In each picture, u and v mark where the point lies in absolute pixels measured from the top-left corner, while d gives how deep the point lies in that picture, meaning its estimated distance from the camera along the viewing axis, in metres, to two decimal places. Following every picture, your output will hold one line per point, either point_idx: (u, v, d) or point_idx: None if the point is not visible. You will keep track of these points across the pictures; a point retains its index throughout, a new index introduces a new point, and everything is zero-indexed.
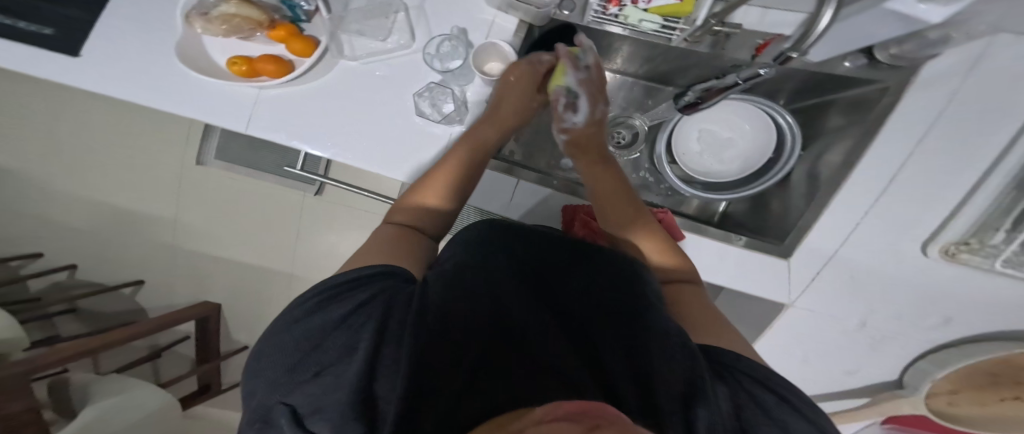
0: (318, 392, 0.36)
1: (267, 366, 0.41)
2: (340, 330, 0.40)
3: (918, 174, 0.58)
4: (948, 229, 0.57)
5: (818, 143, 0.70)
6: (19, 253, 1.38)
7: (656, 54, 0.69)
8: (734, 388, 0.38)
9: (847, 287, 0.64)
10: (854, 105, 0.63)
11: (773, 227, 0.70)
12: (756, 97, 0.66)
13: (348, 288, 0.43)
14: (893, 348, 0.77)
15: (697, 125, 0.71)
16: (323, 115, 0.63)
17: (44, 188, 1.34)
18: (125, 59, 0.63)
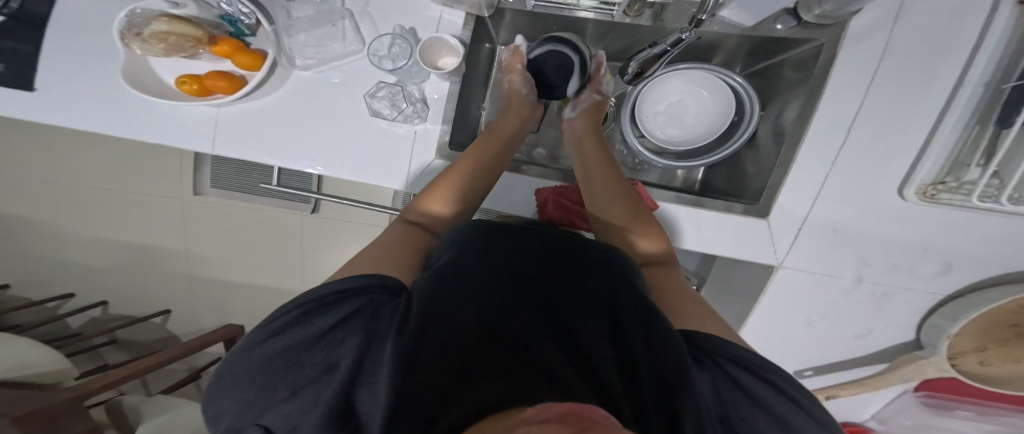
0: (302, 407, 0.38)
1: (247, 382, 0.40)
2: (326, 343, 0.40)
3: (873, 122, 0.58)
4: (921, 168, 0.55)
5: (779, 100, 0.67)
6: (52, 295, 1.48)
7: (605, 33, 0.70)
8: (715, 372, 0.39)
9: (830, 242, 0.63)
10: (802, 62, 0.63)
11: (750, 190, 0.68)
12: (707, 64, 0.65)
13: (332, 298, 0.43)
14: (898, 306, 0.73)
15: (656, 96, 0.70)
16: (281, 126, 0.66)
17: (59, 233, 1.42)
18: (100, 97, 0.67)
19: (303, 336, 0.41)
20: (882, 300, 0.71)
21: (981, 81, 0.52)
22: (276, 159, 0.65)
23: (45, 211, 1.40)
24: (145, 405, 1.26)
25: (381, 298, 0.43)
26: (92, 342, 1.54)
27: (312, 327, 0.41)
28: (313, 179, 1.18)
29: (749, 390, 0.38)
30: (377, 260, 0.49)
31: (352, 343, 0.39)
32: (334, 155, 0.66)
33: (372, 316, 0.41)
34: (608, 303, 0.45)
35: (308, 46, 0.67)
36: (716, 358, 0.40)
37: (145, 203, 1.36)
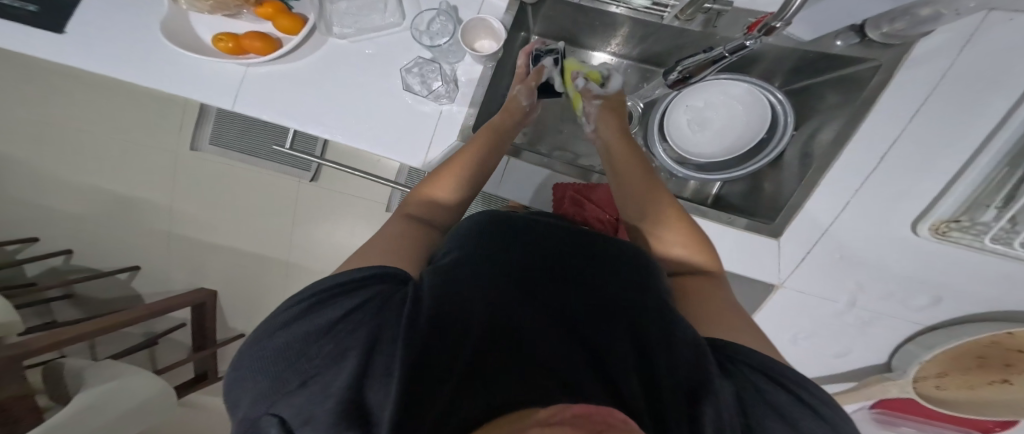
0: (306, 400, 0.35)
1: (255, 374, 0.39)
2: (334, 331, 0.39)
3: (906, 153, 0.58)
4: (940, 206, 0.56)
5: (817, 117, 0.69)
6: (15, 237, 1.39)
7: (647, 34, 0.70)
8: (742, 382, 0.38)
9: (835, 268, 0.64)
10: (848, 84, 0.64)
11: (765, 209, 0.71)
12: (749, 76, 0.65)
13: (336, 288, 0.42)
14: (881, 332, 0.78)
15: (683, 104, 0.70)
16: (310, 93, 0.63)
17: (32, 174, 1.33)
18: (120, 39, 0.64)
19: (313, 328, 0.39)
20: (868, 324, 0.75)
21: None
22: (295, 121, 0.62)
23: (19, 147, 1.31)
24: (92, 373, 1.21)
25: (391, 289, 0.42)
26: (50, 292, 1.44)
27: (322, 318, 0.40)
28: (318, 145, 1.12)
29: (773, 398, 0.37)
30: (386, 251, 0.48)
31: (361, 335, 0.38)
32: (358, 127, 0.63)
33: (381, 306, 0.40)
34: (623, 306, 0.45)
35: (348, 16, 0.65)
36: (745, 369, 0.39)
37: (131, 152, 1.29)
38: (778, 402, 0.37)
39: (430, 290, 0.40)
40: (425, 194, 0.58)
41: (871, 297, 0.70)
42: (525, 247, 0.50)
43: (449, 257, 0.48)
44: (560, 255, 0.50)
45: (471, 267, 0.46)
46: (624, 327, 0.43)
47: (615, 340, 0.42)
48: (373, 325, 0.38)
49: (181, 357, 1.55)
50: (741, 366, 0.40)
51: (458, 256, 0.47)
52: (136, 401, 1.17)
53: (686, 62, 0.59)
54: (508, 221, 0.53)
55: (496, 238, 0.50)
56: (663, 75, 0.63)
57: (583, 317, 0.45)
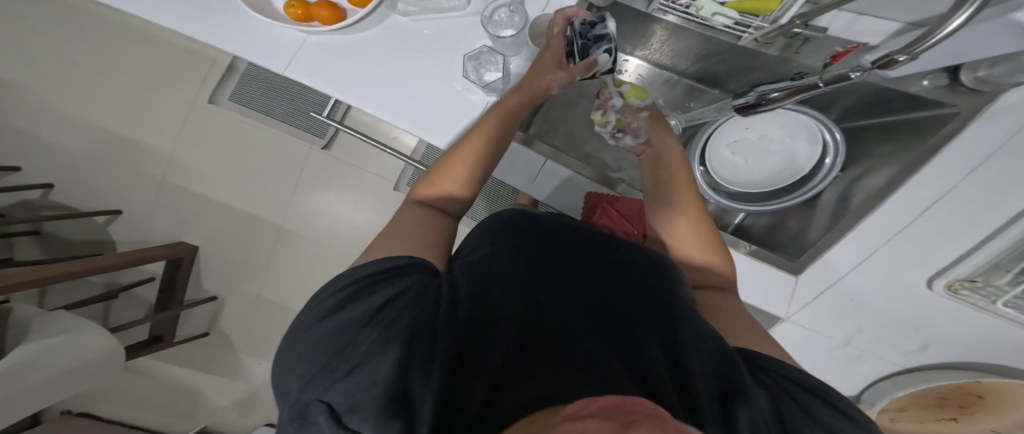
0: (352, 387, 0.34)
1: (292, 367, 0.38)
2: (371, 321, 0.38)
3: (953, 210, 0.56)
4: (960, 266, 0.57)
5: (862, 164, 0.70)
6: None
7: (714, 54, 0.70)
8: (775, 391, 0.37)
9: (843, 309, 0.67)
10: (896, 135, 0.65)
11: (787, 244, 0.73)
12: (810, 110, 0.66)
13: (365, 280, 0.41)
14: (864, 368, 0.83)
15: (732, 129, 0.71)
16: (364, 68, 0.60)
17: (42, 101, 1.30)
18: None
19: (358, 315, 0.38)
20: (854, 361, 0.80)
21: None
22: (343, 94, 0.59)
23: (40, 76, 1.30)
24: (43, 322, 1.13)
25: (427, 280, 0.41)
26: (15, 227, 1.33)
27: (364, 307, 0.39)
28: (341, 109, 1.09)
29: (805, 406, 0.36)
30: (421, 235, 0.47)
31: (400, 325, 0.37)
32: (412, 110, 0.60)
33: (416, 295, 0.39)
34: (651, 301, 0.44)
35: None
36: (779, 376, 0.39)
37: (147, 99, 1.29)
38: (813, 411, 0.36)
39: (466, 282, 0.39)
40: (442, 179, 0.52)
41: (865, 338, 0.74)
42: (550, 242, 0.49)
43: (477, 250, 0.47)
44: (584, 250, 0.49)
45: (499, 260, 0.44)
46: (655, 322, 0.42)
47: (646, 334, 0.41)
48: (409, 313, 0.37)
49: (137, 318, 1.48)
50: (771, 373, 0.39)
51: (487, 249, 0.46)
52: (78, 360, 1.11)
53: (766, 87, 0.53)
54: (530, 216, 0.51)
55: (522, 232, 0.49)
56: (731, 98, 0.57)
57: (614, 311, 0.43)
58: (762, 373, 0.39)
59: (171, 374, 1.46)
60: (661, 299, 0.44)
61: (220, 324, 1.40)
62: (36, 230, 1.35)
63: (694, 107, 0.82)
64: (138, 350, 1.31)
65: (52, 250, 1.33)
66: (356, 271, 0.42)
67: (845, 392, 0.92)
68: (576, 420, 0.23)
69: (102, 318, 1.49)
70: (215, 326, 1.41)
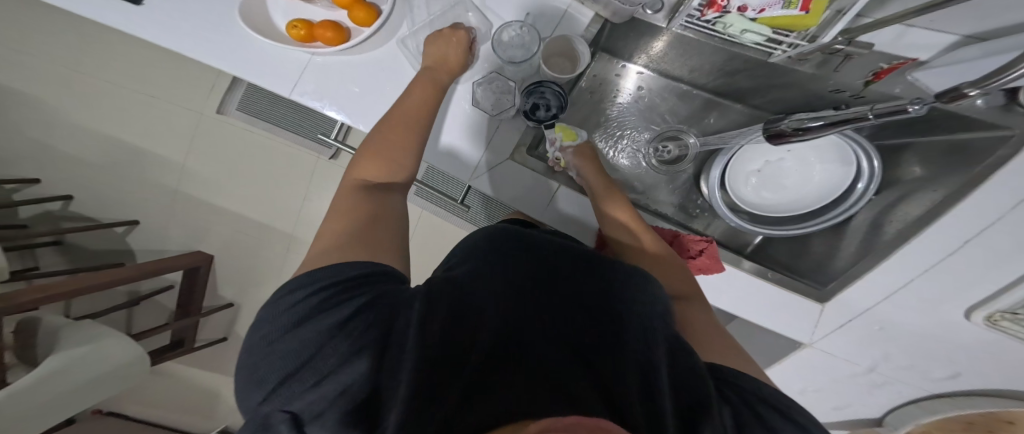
0: (315, 399, 0.32)
1: (259, 379, 0.35)
2: (335, 332, 0.35)
3: (1002, 240, 0.52)
4: (1004, 298, 0.53)
5: (894, 188, 0.66)
6: (9, 175, 1.30)
7: (741, 70, 0.67)
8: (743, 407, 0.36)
9: (872, 336, 0.64)
10: (938, 161, 0.61)
11: (812, 269, 0.70)
12: (852, 132, 0.62)
13: (327, 291, 0.38)
14: (889, 393, 0.79)
15: (756, 150, 0.69)
16: (372, 89, 0.59)
17: (58, 113, 1.31)
18: (181, 10, 0.61)
19: (327, 325, 0.36)
20: (879, 386, 0.77)
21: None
22: (350, 119, 0.59)
23: (54, 88, 1.31)
24: (71, 331, 1.14)
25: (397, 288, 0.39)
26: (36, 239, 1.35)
27: (332, 317, 0.36)
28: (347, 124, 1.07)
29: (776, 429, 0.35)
30: (394, 255, 0.45)
31: (369, 335, 0.34)
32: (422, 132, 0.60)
33: (382, 303, 0.37)
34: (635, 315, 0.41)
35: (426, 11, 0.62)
36: (753, 399, 0.37)
37: (157, 110, 1.30)
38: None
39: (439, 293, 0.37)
40: (376, 165, 0.53)
41: (893, 366, 0.71)
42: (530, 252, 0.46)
43: (458, 266, 0.44)
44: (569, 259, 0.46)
45: (480, 273, 0.42)
46: (640, 335, 0.39)
47: (628, 347, 0.38)
48: (377, 323, 0.35)
49: (157, 324, 1.50)
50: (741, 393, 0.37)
51: (469, 264, 0.44)
52: (106, 367, 1.11)
53: (804, 117, 0.51)
54: (514, 231, 0.49)
55: (505, 245, 0.46)
56: (764, 125, 0.56)
57: (595, 322, 0.40)
58: (734, 395, 0.37)
59: (187, 380, 1.48)
60: (639, 308, 0.41)
61: (236, 330, 1.42)
62: (57, 241, 1.37)
63: (710, 122, 0.80)
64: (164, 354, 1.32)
65: (74, 260, 1.36)
66: (322, 278, 0.39)
67: (867, 414, 0.89)
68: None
69: (123, 324, 1.51)
70: (231, 331, 1.44)
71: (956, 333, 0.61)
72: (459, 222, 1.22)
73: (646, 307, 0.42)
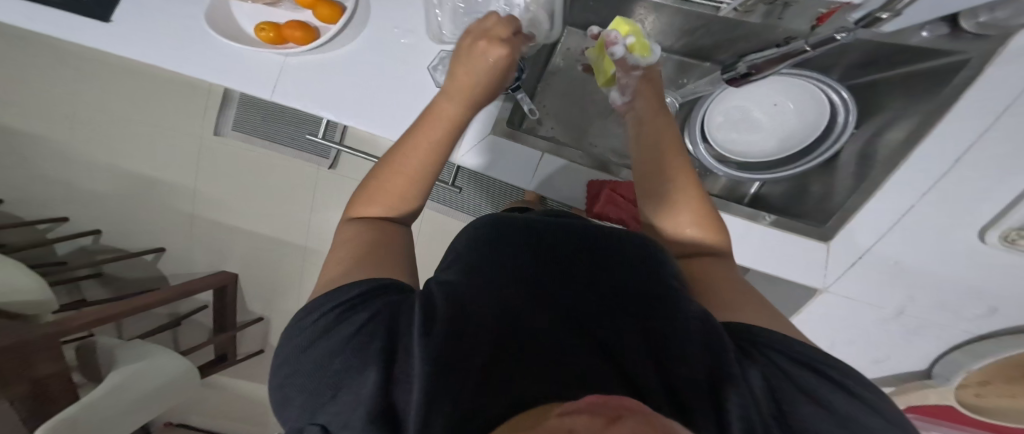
0: (339, 411, 0.32)
1: (290, 396, 0.37)
2: (345, 346, 0.35)
3: (991, 154, 0.51)
4: (1015, 213, 0.50)
5: (882, 116, 0.64)
6: (45, 217, 1.41)
7: (697, 28, 0.67)
8: (769, 366, 0.34)
9: (886, 273, 0.61)
10: (921, 80, 0.58)
11: (813, 210, 0.67)
12: (806, 71, 0.62)
13: (336, 308, 0.38)
14: (926, 339, 0.72)
15: (732, 99, 0.68)
16: (343, 83, 0.60)
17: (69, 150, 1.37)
18: (159, 28, 0.64)
19: (335, 342, 0.36)
20: (912, 332, 0.71)
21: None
22: (328, 112, 0.60)
23: (59, 126, 1.35)
24: (125, 349, 1.23)
25: (398, 300, 0.38)
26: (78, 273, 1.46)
27: (341, 332, 0.36)
28: (337, 131, 1.09)
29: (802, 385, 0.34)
30: (384, 257, 0.44)
31: (376, 347, 0.34)
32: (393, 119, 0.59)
33: (386, 311, 0.37)
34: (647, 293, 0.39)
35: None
36: (774, 352, 0.36)
37: (167, 139, 1.34)
38: (816, 394, 0.33)
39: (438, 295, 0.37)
40: (388, 200, 0.49)
41: (919, 307, 0.65)
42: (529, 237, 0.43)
43: (458, 263, 0.42)
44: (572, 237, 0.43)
45: (480, 267, 0.41)
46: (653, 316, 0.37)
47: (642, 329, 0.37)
48: (382, 328, 0.35)
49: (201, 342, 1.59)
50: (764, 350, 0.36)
51: (469, 259, 0.42)
52: (158, 381, 1.18)
53: (752, 57, 0.55)
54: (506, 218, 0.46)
55: (503, 233, 0.44)
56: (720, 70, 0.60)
57: (604, 306, 0.39)
58: (759, 351, 0.36)
59: (230, 393, 1.55)
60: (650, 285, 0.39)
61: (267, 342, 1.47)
62: (97, 272, 1.48)
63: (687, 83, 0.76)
64: (211, 369, 1.41)
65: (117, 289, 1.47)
66: (331, 300, 0.39)
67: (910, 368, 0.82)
68: (562, 415, 0.21)
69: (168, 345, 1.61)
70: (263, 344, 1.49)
71: (974, 260, 0.57)
72: (462, 215, 1.22)
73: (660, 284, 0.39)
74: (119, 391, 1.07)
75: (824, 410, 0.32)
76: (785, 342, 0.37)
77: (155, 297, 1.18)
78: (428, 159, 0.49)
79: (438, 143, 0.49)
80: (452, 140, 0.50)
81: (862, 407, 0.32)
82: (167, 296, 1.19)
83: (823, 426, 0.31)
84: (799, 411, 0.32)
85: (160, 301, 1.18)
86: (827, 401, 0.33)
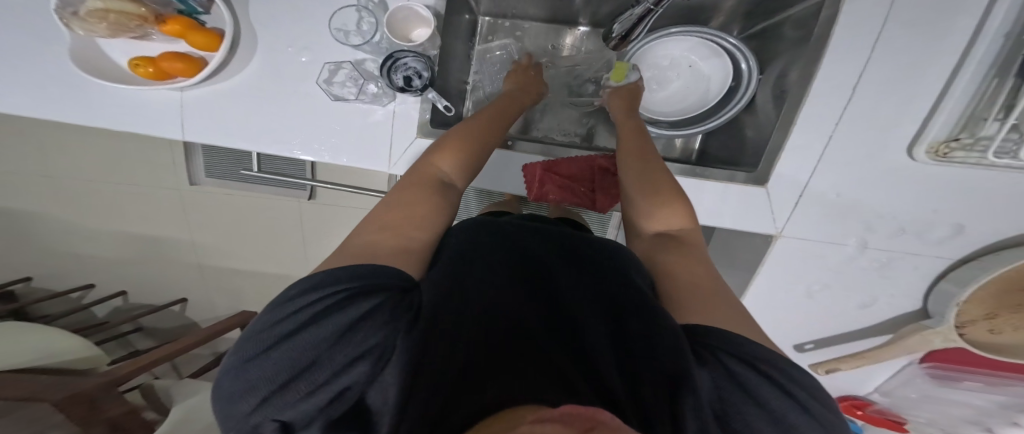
0: (303, 411, 0.31)
1: (241, 388, 0.32)
2: (329, 341, 0.32)
3: (878, 74, 0.56)
4: (932, 126, 0.54)
5: (780, 60, 0.66)
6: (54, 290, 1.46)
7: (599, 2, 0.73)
8: (722, 370, 0.32)
9: (831, 208, 0.62)
10: (803, 20, 0.61)
11: (747, 156, 0.68)
12: (700, 27, 0.68)
13: (327, 296, 0.34)
14: (906, 272, 0.65)
15: (649, 64, 0.74)
16: (254, 111, 0.66)
17: (36, 225, 1.32)
18: (84, 83, 0.64)
19: (319, 320, 0.34)
20: (886, 267, 0.65)
21: (1001, 30, 0.49)
22: (251, 143, 0.67)
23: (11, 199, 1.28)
24: (181, 387, 1.31)
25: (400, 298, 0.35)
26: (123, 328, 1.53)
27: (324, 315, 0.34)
28: (307, 166, 1.05)
29: (760, 396, 0.31)
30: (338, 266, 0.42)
31: (366, 344, 0.32)
32: (313, 137, 0.66)
33: (392, 302, 0.34)
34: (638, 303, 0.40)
35: (283, 15, 0.64)
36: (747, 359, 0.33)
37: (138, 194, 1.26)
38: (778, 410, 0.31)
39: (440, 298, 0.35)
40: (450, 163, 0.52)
41: (880, 237, 0.63)
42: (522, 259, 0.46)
43: (463, 264, 0.42)
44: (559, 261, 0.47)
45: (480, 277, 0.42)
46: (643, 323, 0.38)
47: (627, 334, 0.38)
48: (387, 317, 0.33)
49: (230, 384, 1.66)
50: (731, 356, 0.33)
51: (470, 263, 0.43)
52: None
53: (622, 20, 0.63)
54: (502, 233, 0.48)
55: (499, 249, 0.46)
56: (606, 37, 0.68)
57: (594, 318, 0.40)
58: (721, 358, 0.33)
59: None
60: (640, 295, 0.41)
61: None
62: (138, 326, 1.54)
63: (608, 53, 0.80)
64: None
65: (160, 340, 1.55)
66: (330, 275, 0.36)
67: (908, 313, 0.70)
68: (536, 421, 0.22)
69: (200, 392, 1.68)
70: None
71: (909, 177, 0.59)
72: None
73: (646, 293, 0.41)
74: (185, 424, 1.16)
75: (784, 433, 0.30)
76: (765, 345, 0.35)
77: (182, 345, 1.23)
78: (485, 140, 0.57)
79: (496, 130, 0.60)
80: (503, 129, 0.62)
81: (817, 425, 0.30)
82: (197, 339, 1.26)
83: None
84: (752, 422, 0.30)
85: (188, 346, 1.23)
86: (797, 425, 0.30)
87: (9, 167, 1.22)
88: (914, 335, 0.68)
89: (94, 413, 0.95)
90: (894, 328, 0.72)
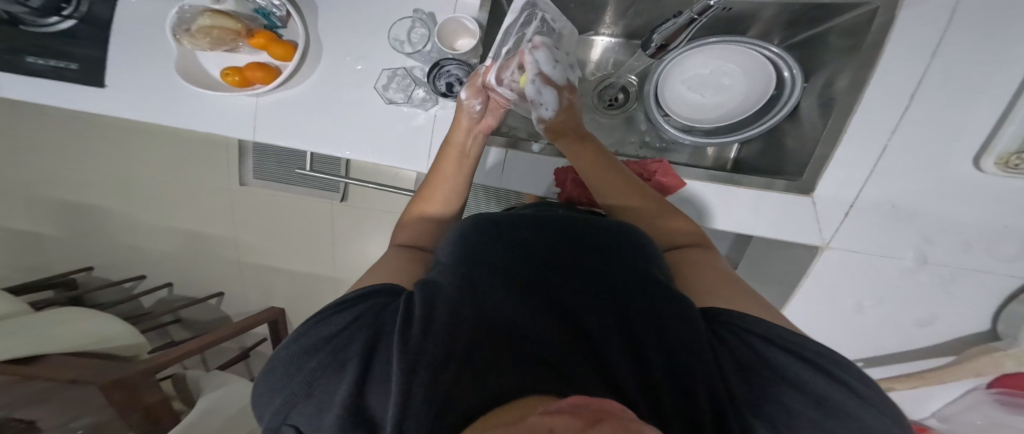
0: (312, 413, 0.34)
1: (267, 395, 0.37)
2: (328, 348, 0.36)
3: (935, 83, 0.55)
4: (999, 139, 0.53)
5: (825, 68, 0.65)
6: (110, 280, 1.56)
7: (629, 7, 0.73)
8: (739, 347, 0.36)
9: (885, 219, 0.59)
10: (852, 28, 0.60)
11: (791, 166, 0.67)
12: (740, 37, 0.69)
13: (329, 309, 0.39)
14: (972, 290, 0.61)
15: (686, 72, 0.74)
16: (310, 112, 0.70)
17: (102, 219, 1.44)
18: (161, 84, 0.70)
19: (313, 343, 0.37)
20: (949, 283, 0.61)
21: None
22: (308, 143, 0.70)
23: (80, 195, 1.39)
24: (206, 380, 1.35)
25: (390, 305, 0.39)
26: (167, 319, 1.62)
27: (314, 336, 0.37)
28: (342, 164, 1.09)
29: (786, 371, 0.35)
30: (385, 271, 0.46)
31: (357, 345, 0.35)
32: (364, 143, 0.69)
33: (376, 314, 0.38)
34: (640, 295, 0.40)
35: (343, 26, 0.68)
36: (742, 332, 0.37)
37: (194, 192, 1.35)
38: (786, 371, 0.35)
39: (418, 300, 0.37)
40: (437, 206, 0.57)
41: (942, 251, 0.59)
42: (520, 246, 0.43)
43: (452, 262, 0.42)
44: (558, 248, 0.44)
45: (470, 268, 0.40)
46: (646, 315, 0.38)
47: (627, 327, 0.38)
48: (371, 324, 0.37)
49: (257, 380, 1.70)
50: (736, 330, 0.37)
51: (456, 259, 0.42)
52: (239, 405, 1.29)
53: (659, 30, 0.66)
54: (491, 219, 0.46)
55: (489, 234, 0.44)
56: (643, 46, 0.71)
57: (594, 306, 0.40)
58: (734, 339, 0.37)
59: None
60: (641, 284, 0.41)
61: None
62: (177, 318, 1.63)
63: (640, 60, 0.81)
64: None
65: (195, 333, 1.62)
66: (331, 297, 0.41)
67: (968, 333, 0.66)
68: (545, 414, 0.23)
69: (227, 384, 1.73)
70: None
71: (979, 190, 0.56)
72: None
73: (649, 284, 0.41)
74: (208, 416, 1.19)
75: (799, 391, 0.34)
76: (772, 320, 0.38)
77: (210, 338, 1.26)
78: (452, 172, 0.58)
79: (455, 165, 0.58)
80: (464, 165, 0.59)
81: (834, 383, 0.34)
82: (225, 334, 1.30)
83: (789, 402, 0.34)
84: (769, 392, 0.34)
85: (217, 339, 1.27)
86: (802, 383, 0.34)
87: (87, 166, 1.33)
88: (980, 358, 0.64)
89: (134, 398, 0.99)
90: (957, 350, 0.68)
